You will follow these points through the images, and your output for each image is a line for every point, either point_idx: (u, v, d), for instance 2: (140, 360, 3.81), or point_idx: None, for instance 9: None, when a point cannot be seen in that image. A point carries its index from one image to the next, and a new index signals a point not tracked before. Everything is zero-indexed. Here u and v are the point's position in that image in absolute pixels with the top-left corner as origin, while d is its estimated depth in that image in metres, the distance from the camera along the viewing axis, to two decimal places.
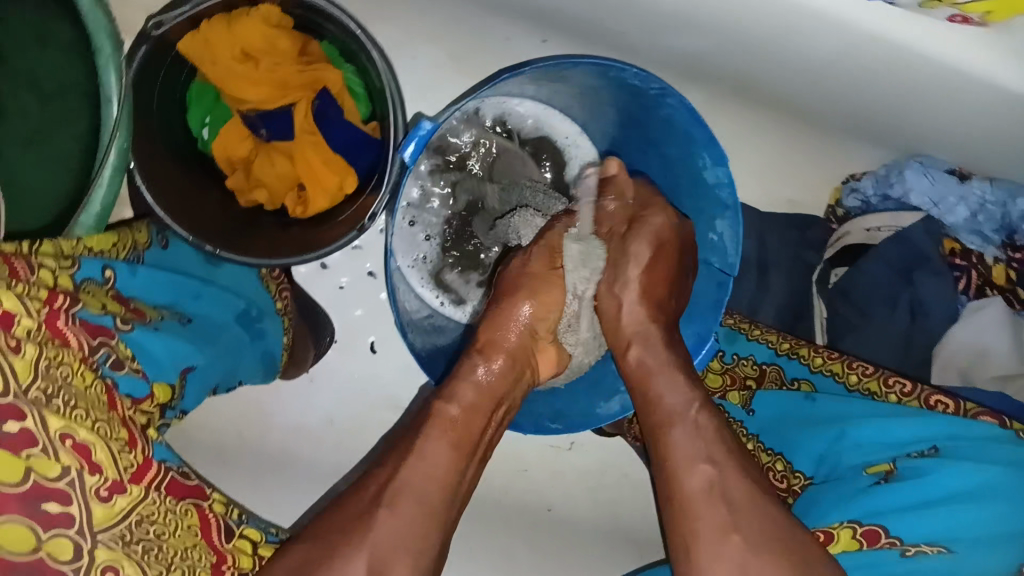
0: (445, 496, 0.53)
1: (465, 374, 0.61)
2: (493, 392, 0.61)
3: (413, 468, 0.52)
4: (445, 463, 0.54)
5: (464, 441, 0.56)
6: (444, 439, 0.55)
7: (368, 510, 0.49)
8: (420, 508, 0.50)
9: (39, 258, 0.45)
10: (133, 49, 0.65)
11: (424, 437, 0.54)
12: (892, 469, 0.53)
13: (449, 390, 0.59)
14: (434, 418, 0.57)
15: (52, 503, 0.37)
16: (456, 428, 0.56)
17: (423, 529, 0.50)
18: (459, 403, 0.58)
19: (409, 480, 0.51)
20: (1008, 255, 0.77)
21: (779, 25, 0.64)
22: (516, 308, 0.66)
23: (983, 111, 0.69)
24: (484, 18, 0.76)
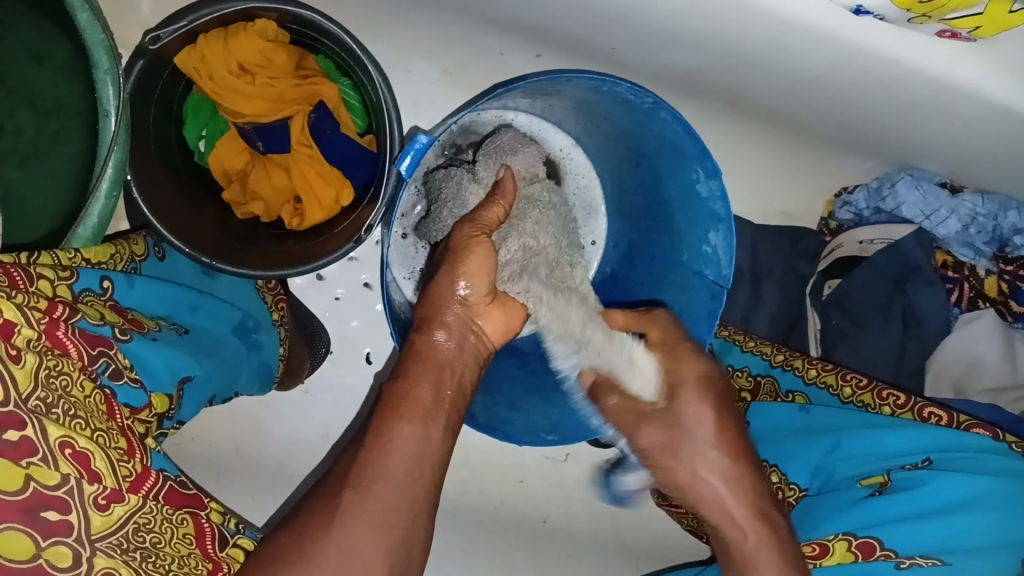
0: (407, 474, 0.47)
1: (422, 350, 0.57)
2: (449, 362, 0.57)
3: (376, 452, 0.47)
4: (406, 438, 0.49)
5: (417, 409, 0.51)
6: (397, 414, 0.50)
7: (335, 496, 0.44)
8: (388, 480, 0.46)
9: (37, 268, 0.46)
10: (130, 63, 0.66)
11: (386, 420, 0.50)
12: (886, 481, 0.53)
13: (402, 371, 0.55)
14: (388, 399, 0.52)
15: (52, 511, 0.38)
16: (408, 402, 0.51)
17: (391, 508, 0.45)
18: (410, 379, 0.54)
19: (374, 461, 0.46)
20: (1000, 267, 0.82)
21: (770, 42, 0.65)
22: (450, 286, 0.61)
23: (973, 125, 0.70)
24: (479, 34, 0.77)
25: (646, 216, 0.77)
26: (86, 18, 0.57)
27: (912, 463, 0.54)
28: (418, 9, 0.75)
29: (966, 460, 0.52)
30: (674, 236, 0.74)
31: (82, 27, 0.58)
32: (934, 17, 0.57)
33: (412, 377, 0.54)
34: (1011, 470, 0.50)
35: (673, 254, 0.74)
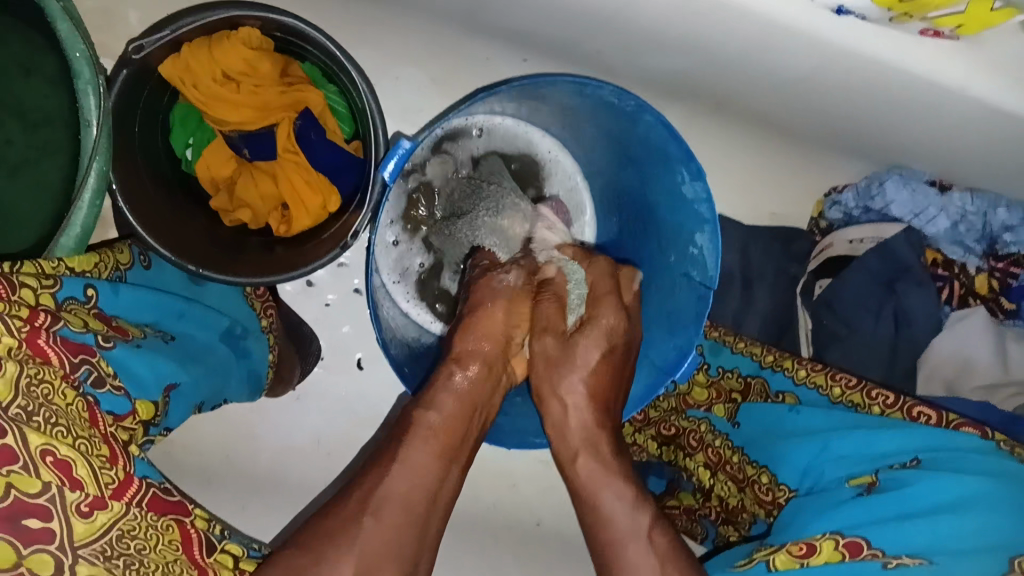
0: (426, 506, 0.53)
1: (445, 384, 0.60)
2: (473, 397, 0.60)
3: (400, 477, 0.52)
4: (427, 472, 0.54)
5: (443, 445, 0.56)
6: (426, 447, 0.55)
7: (355, 520, 0.49)
8: (401, 515, 0.51)
9: (20, 278, 0.45)
10: (114, 72, 0.65)
11: (409, 447, 0.55)
12: (875, 480, 0.53)
13: (429, 398, 0.59)
14: (415, 430, 0.56)
15: (33, 520, 0.37)
16: (436, 436, 0.56)
17: (400, 540, 0.50)
18: (440, 412, 0.58)
19: (393, 491, 0.52)
20: (990, 265, 0.81)
21: (752, 45, 0.65)
22: (491, 314, 0.64)
23: (962, 122, 0.70)
24: (465, 40, 0.77)
25: (634, 217, 0.78)
26: (67, 28, 0.58)
27: (900, 462, 0.53)
28: (403, 14, 0.75)
29: (954, 460, 0.51)
30: (661, 237, 0.74)
31: (64, 37, 0.58)
32: (916, 15, 0.56)
33: (444, 412, 0.58)
34: (1002, 470, 0.49)
35: (662, 256, 0.74)
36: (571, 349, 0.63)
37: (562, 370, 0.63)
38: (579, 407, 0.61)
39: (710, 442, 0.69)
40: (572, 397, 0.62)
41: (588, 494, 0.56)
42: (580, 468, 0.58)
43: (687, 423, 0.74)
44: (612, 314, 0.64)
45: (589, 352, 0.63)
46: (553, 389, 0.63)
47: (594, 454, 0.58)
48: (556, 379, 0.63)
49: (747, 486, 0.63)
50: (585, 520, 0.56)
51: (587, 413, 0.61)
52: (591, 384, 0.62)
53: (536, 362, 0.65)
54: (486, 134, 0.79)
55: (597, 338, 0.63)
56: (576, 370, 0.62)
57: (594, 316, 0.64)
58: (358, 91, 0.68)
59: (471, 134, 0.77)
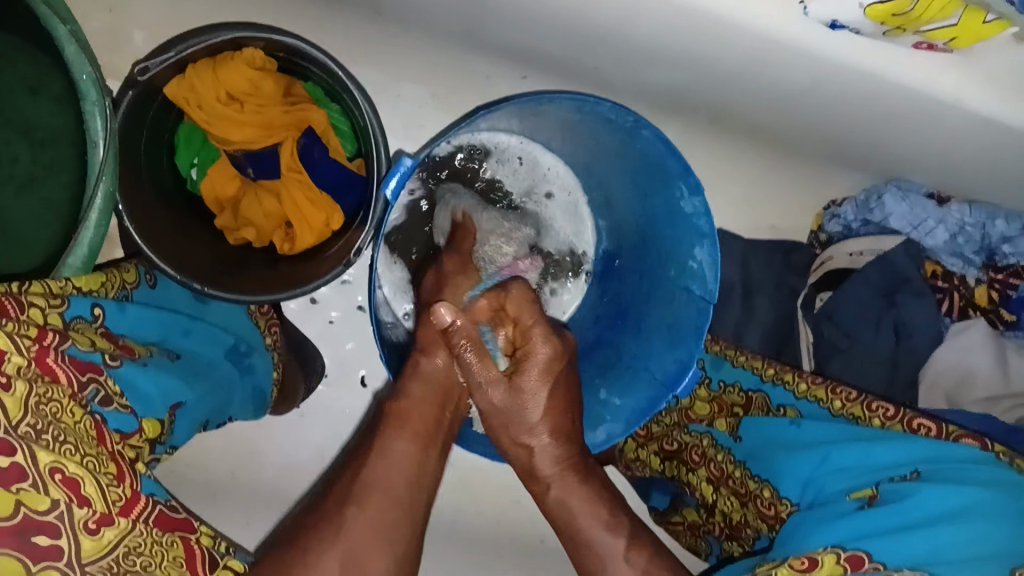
0: (409, 490, 0.55)
1: (412, 372, 0.64)
2: (444, 382, 0.64)
3: (377, 464, 0.55)
4: (407, 458, 0.57)
5: (418, 432, 0.59)
6: (401, 434, 0.58)
7: (339, 510, 0.51)
8: (385, 498, 0.53)
9: (28, 297, 0.46)
10: (120, 93, 0.66)
11: (384, 440, 0.57)
12: (875, 493, 0.53)
13: (400, 389, 0.63)
14: (388, 419, 0.60)
15: (42, 537, 0.38)
16: (409, 424, 0.59)
17: (390, 521, 0.52)
18: (410, 399, 0.61)
19: (372, 475, 0.54)
20: (990, 277, 0.82)
21: (747, 62, 0.67)
22: (444, 309, 0.69)
23: (958, 135, 0.70)
24: (466, 58, 0.79)
25: (634, 236, 0.79)
26: (74, 50, 0.59)
27: (900, 474, 0.54)
28: (405, 34, 0.77)
29: (954, 470, 0.52)
30: (661, 251, 0.75)
31: (71, 59, 0.60)
32: (909, 29, 0.57)
33: (416, 400, 0.61)
34: (1001, 481, 0.50)
35: (661, 270, 0.75)
36: (522, 385, 0.64)
37: (523, 412, 0.63)
38: (544, 445, 0.63)
39: (712, 457, 0.69)
40: (535, 438, 0.63)
41: (566, 521, 0.59)
42: (554, 500, 0.61)
43: (689, 438, 0.74)
44: (545, 343, 0.64)
45: (536, 390, 0.63)
46: (516, 438, 0.64)
47: (563, 482, 0.61)
48: (517, 422, 0.63)
49: (749, 501, 0.63)
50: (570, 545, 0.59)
51: (551, 451, 0.62)
52: (547, 419, 0.63)
53: (485, 408, 0.65)
54: (527, 161, 0.81)
55: (536, 372, 0.64)
56: (531, 408, 0.63)
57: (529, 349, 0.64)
58: (360, 110, 0.69)
59: (507, 154, 0.80)
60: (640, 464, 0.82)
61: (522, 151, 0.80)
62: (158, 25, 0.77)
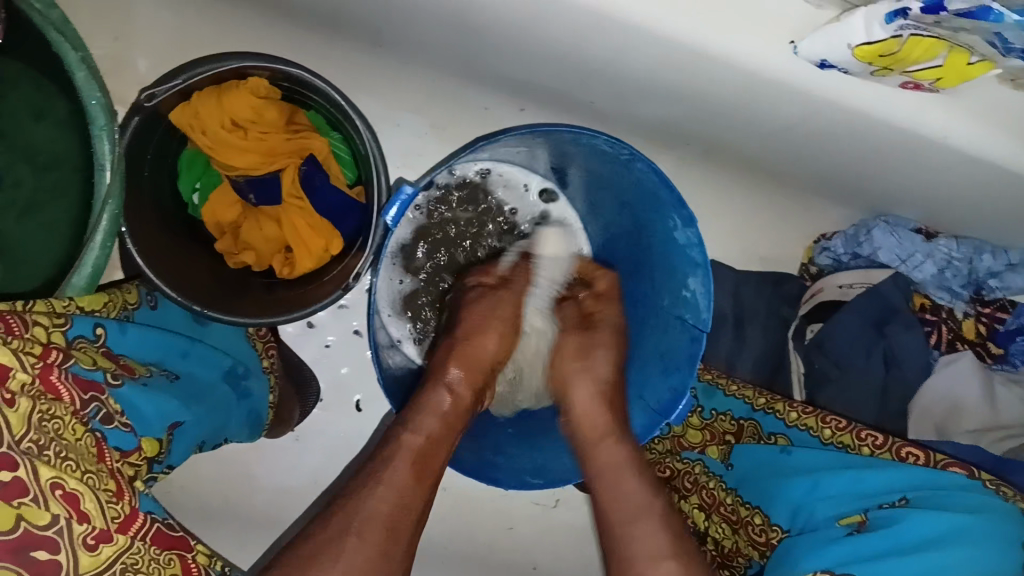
0: (410, 524, 0.56)
1: (430, 409, 0.63)
2: (453, 420, 0.64)
3: (381, 497, 0.55)
4: (405, 489, 0.56)
5: (424, 471, 0.59)
6: (408, 465, 0.58)
7: (339, 539, 0.51)
8: (385, 534, 0.53)
9: (33, 315, 0.47)
10: (126, 119, 0.68)
11: (392, 469, 0.57)
12: (864, 520, 0.54)
13: (413, 420, 0.62)
14: (398, 449, 0.59)
15: (42, 551, 0.38)
16: (421, 458, 0.59)
17: (382, 560, 0.52)
18: (422, 434, 0.61)
19: (377, 508, 0.54)
20: (977, 310, 0.83)
21: (740, 98, 0.68)
22: (483, 341, 0.70)
23: (946, 171, 0.72)
24: (464, 89, 0.81)
25: (629, 265, 0.80)
26: (83, 77, 0.62)
27: (889, 501, 0.55)
28: (404, 64, 0.79)
29: (943, 496, 0.53)
30: (655, 280, 0.76)
31: (81, 85, 0.62)
32: (897, 69, 0.58)
33: (426, 434, 0.61)
34: (989, 506, 0.51)
35: (655, 298, 0.76)
36: (592, 337, 0.71)
37: (591, 355, 0.70)
38: (592, 391, 0.68)
39: (704, 483, 0.70)
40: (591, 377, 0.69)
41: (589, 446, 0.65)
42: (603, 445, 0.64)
43: (681, 464, 0.74)
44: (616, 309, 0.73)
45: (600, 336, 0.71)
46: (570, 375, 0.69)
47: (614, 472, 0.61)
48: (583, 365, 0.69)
49: (740, 528, 0.64)
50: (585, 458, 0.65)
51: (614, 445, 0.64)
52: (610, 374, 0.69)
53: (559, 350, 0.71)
54: (535, 191, 0.83)
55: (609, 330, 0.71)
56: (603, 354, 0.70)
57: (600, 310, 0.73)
58: (361, 138, 0.70)
59: (518, 185, 0.82)
60: None
61: (530, 183, 0.82)
62: (163, 52, 0.78)
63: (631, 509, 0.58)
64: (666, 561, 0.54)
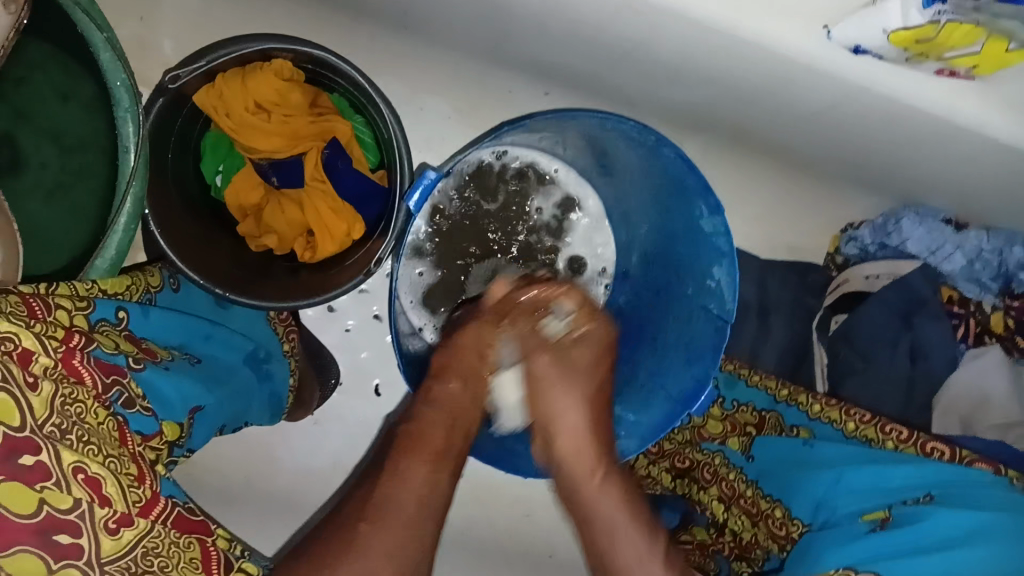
0: (427, 508, 0.55)
1: (428, 400, 0.65)
2: (456, 409, 0.65)
3: (391, 485, 0.55)
4: (421, 479, 0.57)
5: (433, 455, 0.60)
6: (414, 456, 0.59)
7: (352, 527, 0.51)
8: (403, 525, 0.52)
9: (55, 299, 0.47)
10: (150, 101, 0.68)
11: (399, 459, 0.58)
12: (889, 517, 0.53)
13: (414, 412, 0.64)
14: (402, 440, 0.61)
15: (64, 535, 0.38)
16: (421, 445, 0.60)
17: (403, 539, 0.51)
18: (422, 424, 0.63)
19: (395, 495, 0.54)
20: (1006, 303, 0.79)
21: (769, 83, 0.67)
22: (480, 336, 0.69)
23: (980, 160, 0.70)
24: (489, 72, 0.80)
25: (653, 253, 0.79)
26: (109, 57, 0.61)
27: (913, 497, 0.54)
28: (429, 46, 0.78)
29: (967, 492, 0.52)
30: (679, 268, 0.76)
31: (106, 67, 0.61)
32: (932, 55, 0.57)
33: (427, 423, 0.63)
34: (1013, 504, 0.50)
35: (679, 286, 0.76)
36: (563, 383, 0.68)
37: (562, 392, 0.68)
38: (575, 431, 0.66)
39: (724, 475, 0.69)
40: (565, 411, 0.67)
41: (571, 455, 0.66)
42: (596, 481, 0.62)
43: (702, 456, 0.74)
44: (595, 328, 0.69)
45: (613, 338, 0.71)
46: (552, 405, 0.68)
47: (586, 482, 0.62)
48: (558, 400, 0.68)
49: (761, 521, 0.63)
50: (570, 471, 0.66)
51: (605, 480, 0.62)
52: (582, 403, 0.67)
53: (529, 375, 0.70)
54: (564, 180, 0.82)
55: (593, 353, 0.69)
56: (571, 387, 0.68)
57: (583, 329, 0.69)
58: (385, 121, 0.70)
59: (549, 171, 0.81)
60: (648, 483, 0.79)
61: (558, 171, 0.81)
62: (187, 33, 0.78)
63: (604, 524, 0.59)
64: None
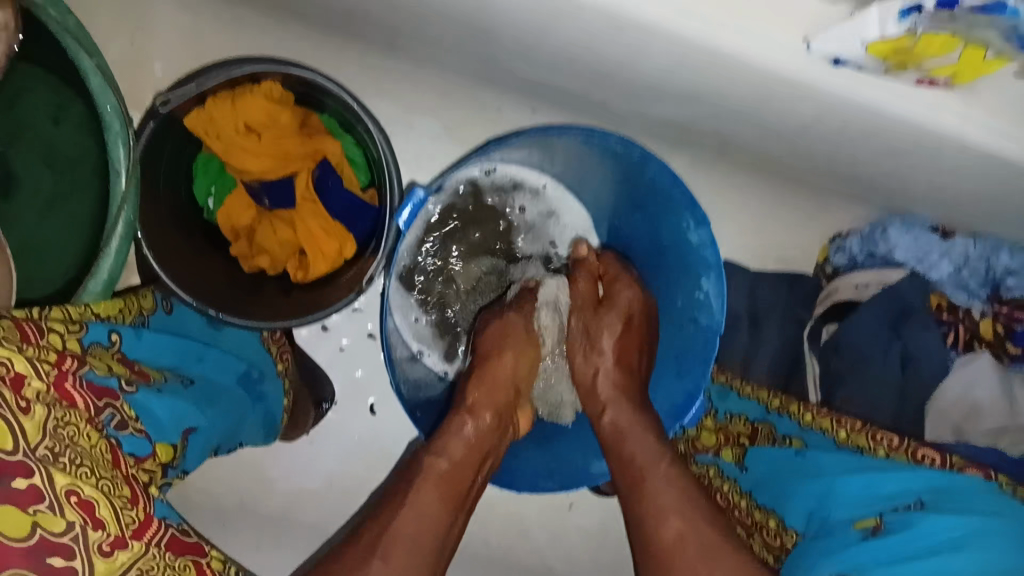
0: (434, 547, 0.57)
1: (455, 431, 0.64)
2: (480, 446, 0.65)
3: (411, 518, 0.56)
4: (437, 518, 0.58)
5: (453, 492, 0.60)
6: (438, 493, 0.59)
7: (364, 561, 0.52)
8: (414, 557, 0.54)
9: (48, 323, 0.48)
10: (141, 125, 0.69)
11: (419, 491, 0.58)
12: (880, 524, 0.53)
13: (438, 444, 0.63)
14: (425, 471, 0.61)
15: (56, 557, 0.38)
16: (447, 482, 0.60)
17: (412, 574, 0.54)
18: (449, 458, 0.62)
19: (404, 530, 0.55)
20: (994, 309, 0.82)
21: (753, 97, 0.68)
22: (498, 363, 0.71)
23: (965, 169, 0.71)
24: (477, 91, 0.81)
25: None
26: (99, 83, 0.62)
27: (904, 504, 0.54)
28: (418, 67, 0.79)
29: (956, 499, 0.52)
30: (668, 282, 0.77)
31: (96, 91, 0.62)
32: (912, 65, 0.57)
33: (451, 457, 0.62)
34: (1003, 509, 0.50)
35: (669, 300, 0.76)
36: (600, 317, 0.72)
37: (594, 338, 0.71)
38: (608, 370, 0.70)
39: (719, 486, 0.69)
40: (600, 357, 0.70)
41: (615, 441, 0.65)
42: (605, 420, 0.67)
43: (696, 468, 0.73)
44: (632, 288, 0.73)
45: (613, 319, 0.71)
46: (585, 355, 0.72)
47: (619, 404, 0.67)
48: (590, 346, 0.71)
49: (755, 532, 0.63)
50: (618, 462, 0.64)
51: (613, 377, 0.69)
52: (616, 347, 0.70)
53: (574, 333, 0.73)
54: (553, 205, 0.80)
55: (620, 310, 0.72)
56: (608, 334, 0.71)
57: (616, 291, 0.73)
58: (374, 141, 0.71)
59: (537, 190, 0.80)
60: None
61: (546, 196, 0.80)
62: (177, 57, 0.79)
63: (650, 459, 0.61)
64: (670, 516, 0.56)
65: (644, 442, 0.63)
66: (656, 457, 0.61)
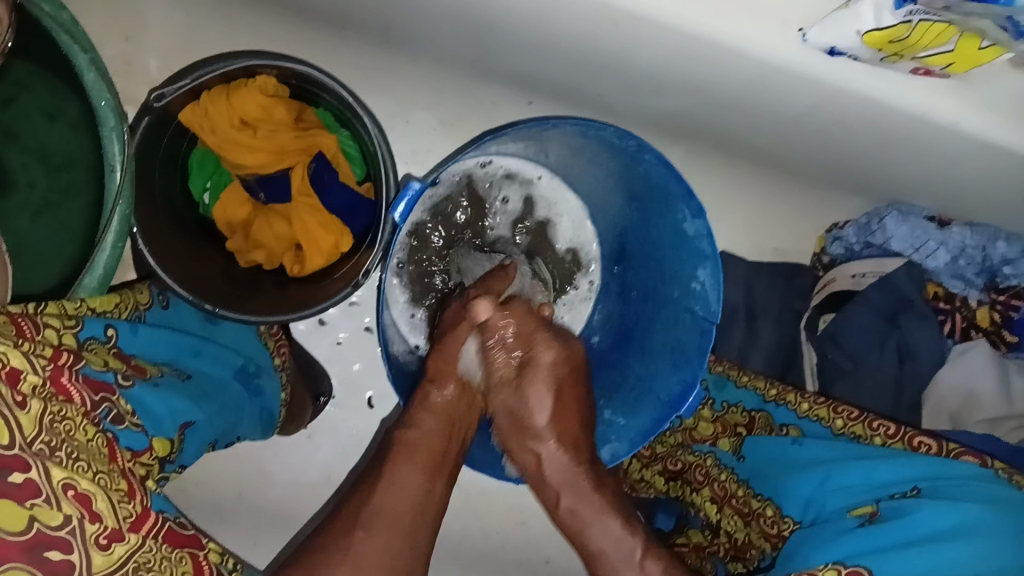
0: (415, 516, 0.56)
1: (424, 405, 0.66)
2: (450, 416, 0.66)
3: (389, 493, 0.56)
4: (415, 484, 0.58)
5: (427, 462, 0.61)
6: (411, 462, 0.60)
7: (346, 534, 0.51)
8: (393, 528, 0.53)
9: (44, 317, 0.48)
10: (136, 120, 0.68)
11: (396, 464, 0.59)
12: (876, 510, 0.53)
13: (409, 418, 0.65)
14: (398, 446, 0.62)
15: (54, 551, 0.39)
16: (418, 452, 0.61)
17: (396, 546, 0.53)
18: (419, 429, 0.64)
19: (383, 504, 0.55)
20: (991, 298, 0.81)
21: (748, 88, 0.68)
22: (461, 342, 0.69)
23: (961, 159, 0.71)
24: (473, 84, 0.81)
25: (639, 259, 0.80)
26: (93, 79, 0.62)
27: (901, 492, 0.54)
28: (414, 61, 0.79)
29: (953, 487, 0.52)
30: (665, 273, 0.76)
31: (91, 87, 0.62)
32: (906, 55, 0.57)
33: (423, 430, 0.63)
34: (999, 497, 0.50)
35: (665, 290, 0.76)
36: (524, 396, 0.68)
37: (527, 423, 0.68)
38: (551, 450, 0.67)
39: (716, 476, 0.70)
40: (542, 443, 0.68)
41: (580, 537, 0.64)
42: (564, 508, 0.65)
43: (693, 457, 0.74)
44: (549, 348, 0.69)
45: (541, 397, 0.68)
46: (524, 441, 0.69)
47: (572, 489, 0.65)
48: (525, 432, 0.69)
49: (752, 520, 0.63)
50: (589, 556, 0.63)
51: (559, 456, 0.67)
52: (552, 426, 0.68)
53: (501, 416, 0.70)
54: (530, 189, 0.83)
55: (543, 380, 0.68)
56: (538, 411, 0.68)
57: (535, 355, 0.68)
58: (370, 134, 0.70)
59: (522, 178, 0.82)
60: (646, 486, 0.81)
61: (526, 179, 0.82)
62: (172, 53, 0.79)
63: (617, 559, 0.60)
64: None
65: (608, 535, 0.61)
66: (627, 554, 0.59)
